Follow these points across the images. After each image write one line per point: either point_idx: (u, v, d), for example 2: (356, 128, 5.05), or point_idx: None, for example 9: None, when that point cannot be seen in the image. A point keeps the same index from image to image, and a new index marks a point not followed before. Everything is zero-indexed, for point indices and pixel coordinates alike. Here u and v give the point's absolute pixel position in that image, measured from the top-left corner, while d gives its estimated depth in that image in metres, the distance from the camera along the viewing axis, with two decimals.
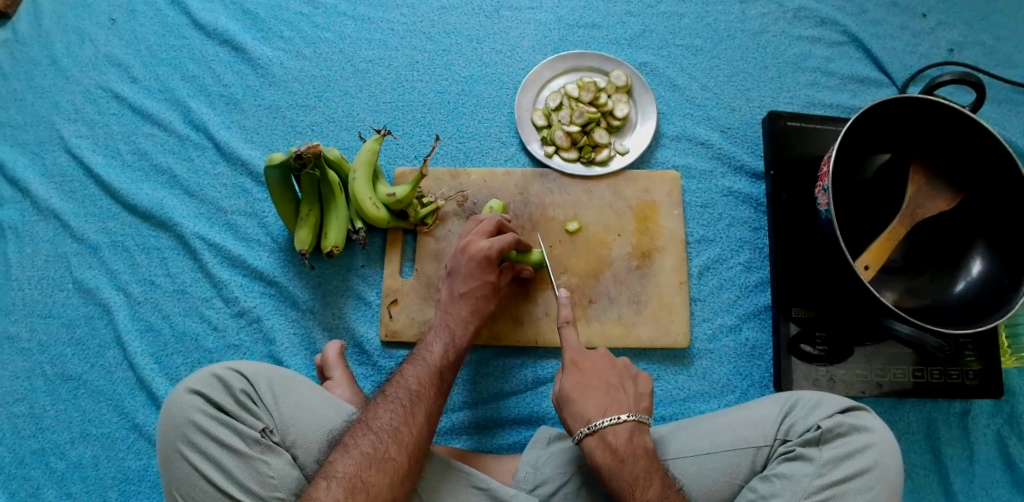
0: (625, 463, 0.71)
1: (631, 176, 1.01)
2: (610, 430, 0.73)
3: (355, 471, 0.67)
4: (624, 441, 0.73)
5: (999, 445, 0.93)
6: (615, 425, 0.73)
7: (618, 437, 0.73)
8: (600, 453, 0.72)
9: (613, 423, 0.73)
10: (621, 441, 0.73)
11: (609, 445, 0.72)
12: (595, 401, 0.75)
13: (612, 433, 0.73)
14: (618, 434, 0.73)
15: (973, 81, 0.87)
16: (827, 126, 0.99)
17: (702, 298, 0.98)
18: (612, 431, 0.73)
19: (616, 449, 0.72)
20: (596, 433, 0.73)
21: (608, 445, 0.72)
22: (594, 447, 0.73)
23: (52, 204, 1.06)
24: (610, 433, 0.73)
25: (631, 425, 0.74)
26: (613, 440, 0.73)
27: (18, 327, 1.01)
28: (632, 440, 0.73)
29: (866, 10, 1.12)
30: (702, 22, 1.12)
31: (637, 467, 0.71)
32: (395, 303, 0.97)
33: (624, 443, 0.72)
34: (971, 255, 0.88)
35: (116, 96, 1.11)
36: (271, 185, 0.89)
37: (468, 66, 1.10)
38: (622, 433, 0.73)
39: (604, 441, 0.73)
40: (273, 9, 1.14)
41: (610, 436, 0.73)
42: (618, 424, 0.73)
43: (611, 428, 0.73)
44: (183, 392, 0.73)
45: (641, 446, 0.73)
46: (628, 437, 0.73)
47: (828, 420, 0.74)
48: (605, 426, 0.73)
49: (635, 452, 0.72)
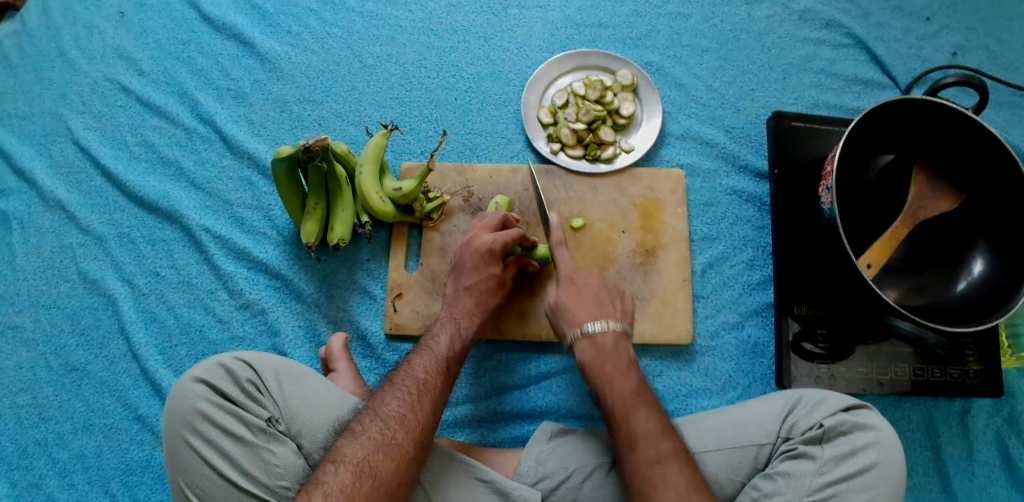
0: (608, 358, 0.78)
1: (636, 174, 1.01)
2: (599, 333, 0.79)
3: (364, 456, 0.68)
4: (611, 344, 0.79)
5: (999, 446, 0.93)
6: (605, 330, 0.79)
7: (606, 339, 0.79)
8: (588, 352, 0.79)
9: (603, 329, 0.79)
10: (608, 343, 0.79)
11: (597, 345, 0.79)
12: (587, 310, 0.81)
13: (601, 337, 0.79)
14: (606, 338, 0.79)
15: (976, 84, 0.88)
16: (830, 127, 1.00)
17: (705, 295, 0.99)
18: (602, 335, 0.79)
19: (604, 349, 0.78)
20: (587, 335, 0.79)
21: (596, 345, 0.79)
22: (583, 349, 0.79)
23: (59, 195, 1.06)
24: (599, 337, 0.79)
25: (619, 332, 0.80)
26: (601, 342, 0.79)
27: (22, 317, 1.01)
28: (617, 343, 0.79)
29: (870, 14, 1.13)
30: (708, 23, 1.12)
31: (618, 363, 0.77)
32: (399, 297, 0.98)
33: (611, 344, 0.79)
34: (974, 254, 0.88)
35: (123, 88, 1.12)
36: (278, 177, 0.90)
37: (475, 63, 1.11)
38: (609, 336, 0.79)
39: (593, 343, 0.79)
40: (282, 5, 1.15)
41: (599, 339, 0.79)
42: (607, 329, 0.79)
43: (601, 332, 0.79)
44: (190, 380, 0.74)
45: (626, 352, 0.79)
46: (615, 342, 0.79)
47: (831, 418, 0.75)
48: (595, 330, 0.79)
49: (619, 353, 0.78)
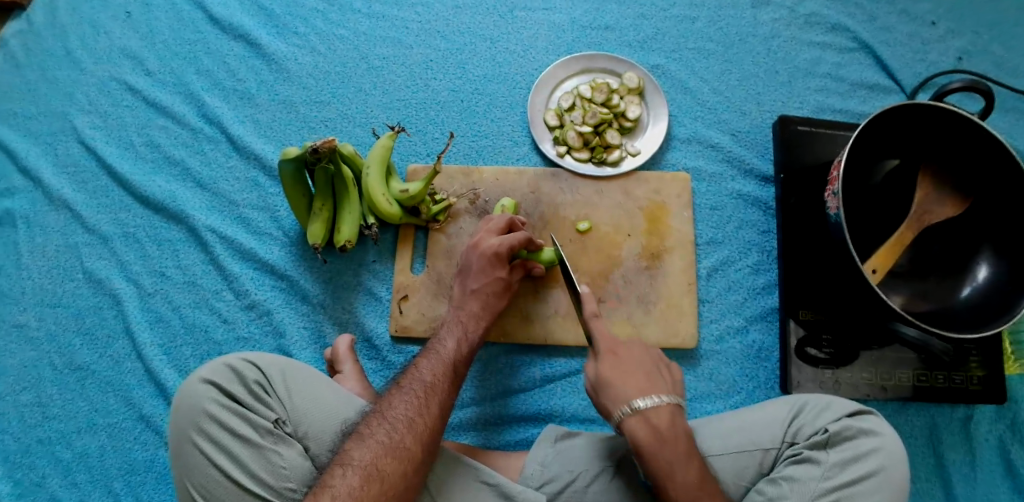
0: (666, 443, 0.70)
1: (642, 177, 1.02)
2: (651, 411, 0.72)
3: (372, 459, 0.68)
4: (666, 423, 0.72)
5: (1002, 452, 0.93)
6: (658, 406, 0.72)
7: (660, 418, 0.72)
8: (641, 432, 0.71)
9: (656, 405, 0.72)
10: (664, 423, 0.72)
11: (650, 424, 0.72)
12: (636, 383, 0.74)
13: (655, 416, 0.72)
14: (660, 416, 0.72)
15: (983, 89, 0.88)
16: (836, 132, 1.00)
17: (710, 299, 0.99)
18: (656, 414, 0.72)
19: (660, 431, 0.71)
20: (638, 413, 0.72)
21: (650, 425, 0.72)
22: (636, 428, 0.72)
23: (64, 194, 1.06)
24: (653, 416, 0.72)
25: (672, 408, 0.73)
26: (654, 421, 0.72)
27: (27, 316, 1.02)
28: (673, 420, 0.72)
29: (876, 18, 1.13)
30: (714, 26, 1.12)
31: (678, 449, 0.70)
32: (405, 299, 0.98)
33: (666, 423, 0.72)
34: (979, 260, 0.88)
35: (129, 88, 1.12)
36: (285, 178, 0.90)
37: (481, 65, 1.11)
38: (663, 414, 0.72)
39: (646, 421, 0.72)
40: (289, 5, 1.15)
41: (652, 417, 0.72)
42: (661, 405, 0.72)
43: (654, 410, 0.72)
44: (197, 382, 0.74)
45: (682, 429, 0.72)
46: (669, 421, 0.72)
47: (835, 424, 0.75)
48: (647, 408, 0.72)
49: (677, 434, 0.71)
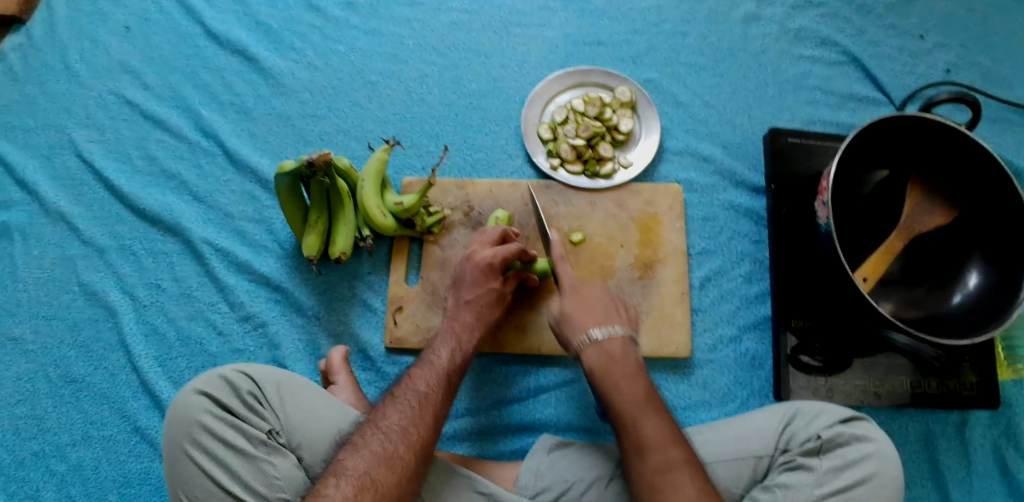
0: (617, 362, 0.78)
1: (635, 189, 1.03)
2: (607, 340, 0.79)
3: (366, 469, 0.68)
4: (619, 351, 0.78)
5: (997, 458, 0.93)
6: (612, 336, 0.79)
7: (614, 345, 0.78)
8: (595, 355, 0.78)
9: (610, 334, 0.79)
10: (616, 348, 0.79)
11: (605, 351, 0.78)
12: (593, 315, 0.81)
13: (608, 342, 0.79)
14: (614, 344, 0.79)
15: (970, 101, 0.90)
16: (826, 144, 1.02)
17: (704, 309, 0.99)
18: (609, 339, 0.79)
19: (612, 355, 0.78)
20: (594, 342, 0.79)
21: (604, 352, 0.78)
22: (590, 354, 0.78)
23: (61, 208, 1.07)
24: (607, 343, 0.79)
25: (625, 338, 0.80)
26: (609, 348, 0.78)
27: (22, 328, 1.02)
28: (625, 348, 0.79)
29: (864, 32, 1.15)
30: (705, 41, 1.14)
31: (627, 366, 0.77)
32: (400, 310, 0.98)
33: (618, 350, 0.78)
34: (969, 268, 0.89)
35: (127, 102, 1.13)
36: (281, 192, 0.91)
37: (476, 80, 1.12)
38: (617, 342, 0.79)
39: (601, 349, 0.78)
40: (286, 21, 1.17)
41: (607, 345, 0.79)
42: (615, 335, 0.79)
43: (608, 338, 0.79)
44: (190, 393, 0.74)
45: (633, 358, 0.79)
46: (622, 347, 0.79)
47: (828, 430, 0.76)
48: (603, 337, 0.79)
49: (626, 357, 0.78)
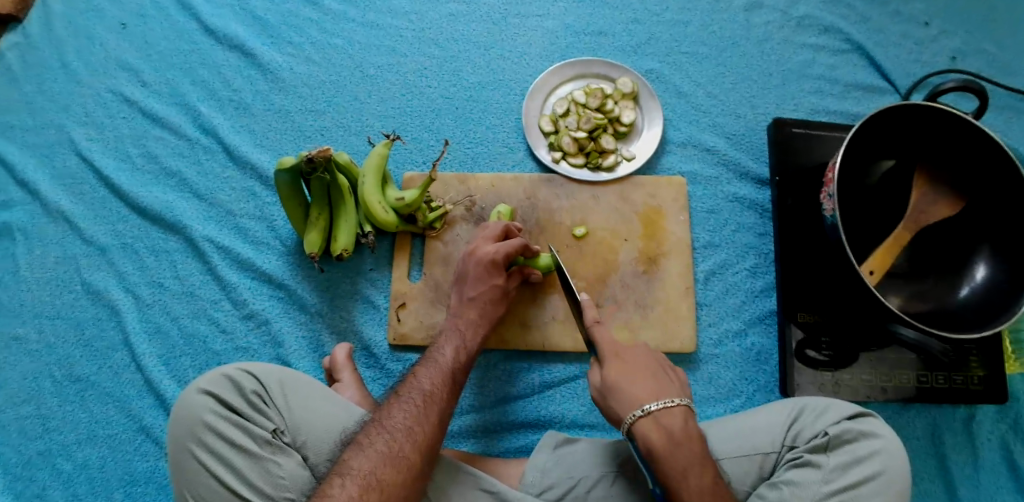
0: (681, 446, 0.69)
1: (638, 181, 1.02)
2: (663, 413, 0.71)
3: (370, 469, 0.68)
4: (679, 426, 0.70)
5: (1003, 451, 0.93)
6: (669, 409, 0.71)
7: (673, 421, 0.70)
8: (656, 437, 0.69)
9: (668, 408, 0.71)
10: (677, 426, 0.70)
11: (666, 429, 0.70)
12: (646, 384, 0.73)
13: (667, 418, 0.70)
14: (673, 419, 0.70)
15: (976, 89, 0.88)
16: (831, 133, 1.00)
17: (708, 302, 0.99)
18: (668, 415, 0.71)
19: (673, 434, 0.70)
20: (650, 416, 0.70)
21: (664, 429, 0.70)
22: (649, 432, 0.70)
23: (62, 207, 1.06)
24: (666, 419, 0.70)
25: (684, 410, 0.72)
26: (668, 424, 0.70)
27: (26, 328, 1.02)
28: (686, 424, 0.71)
29: (869, 19, 1.13)
30: (707, 30, 1.13)
31: (693, 452, 0.69)
32: (403, 306, 0.98)
33: (681, 429, 0.70)
34: (976, 261, 0.88)
35: (125, 99, 1.12)
36: (281, 188, 0.90)
37: (476, 73, 1.11)
38: (676, 416, 0.71)
39: (658, 425, 0.70)
40: (283, 15, 1.15)
41: (664, 421, 0.70)
42: (673, 408, 0.71)
43: (668, 413, 0.70)
44: (195, 392, 0.74)
45: (694, 432, 0.71)
46: (682, 423, 0.71)
47: (835, 426, 0.75)
48: (659, 411, 0.71)
49: (689, 436, 0.70)
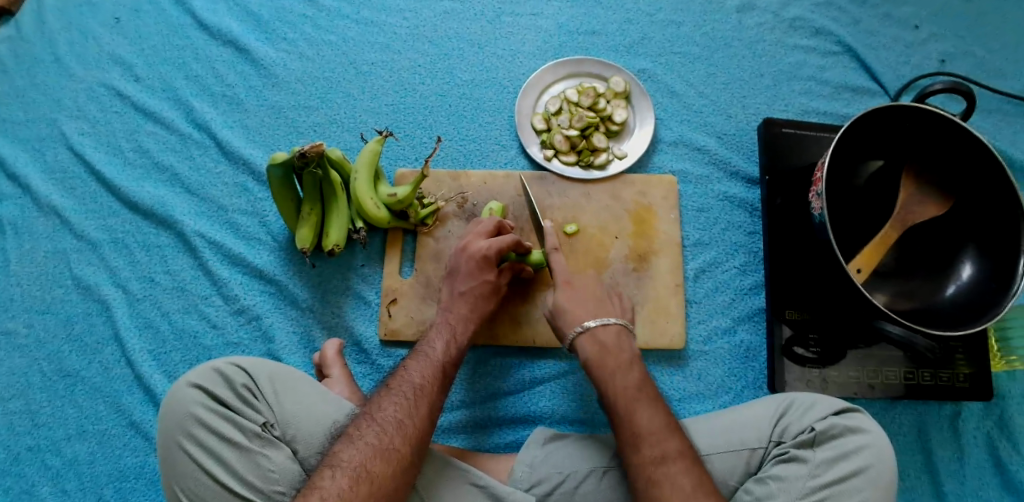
0: (611, 353, 0.78)
1: (629, 180, 1.02)
2: (600, 329, 0.80)
3: (361, 461, 0.68)
4: (613, 341, 0.80)
5: (989, 448, 0.94)
6: (604, 325, 0.81)
7: (608, 334, 0.80)
8: (591, 349, 0.79)
9: (603, 323, 0.81)
10: (610, 338, 0.80)
11: (598, 341, 0.80)
12: (586, 307, 0.83)
13: (603, 333, 0.80)
14: (608, 333, 0.80)
15: (964, 91, 0.90)
16: (820, 134, 1.01)
17: (698, 300, 1.00)
18: (603, 330, 0.80)
19: (606, 345, 0.79)
20: (587, 330, 0.80)
21: (598, 342, 0.80)
22: (586, 345, 0.80)
23: (53, 201, 1.06)
24: (600, 333, 0.80)
25: (618, 328, 0.81)
26: (602, 337, 0.80)
27: (16, 323, 1.01)
28: (619, 338, 0.80)
29: (859, 21, 1.14)
30: (699, 30, 1.14)
31: (622, 358, 0.78)
32: (394, 302, 0.98)
33: (612, 339, 0.80)
34: (962, 260, 0.89)
35: (118, 94, 1.12)
36: (273, 183, 0.90)
37: (469, 71, 1.12)
38: (610, 332, 0.80)
39: (594, 339, 0.80)
40: (277, 11, 1.16)
41: (601, 335, 0.80)
42: (608, 324, 0.81)
43: (602, 327, 0.80)
44: (184, 386, 0.74)
45: (627, 346, 0.80)
46: (616, 337, 0.80)
47: (822, 422, 0.76)
48: (596, 326, 0.80)
49: (620, 347, 0.79)
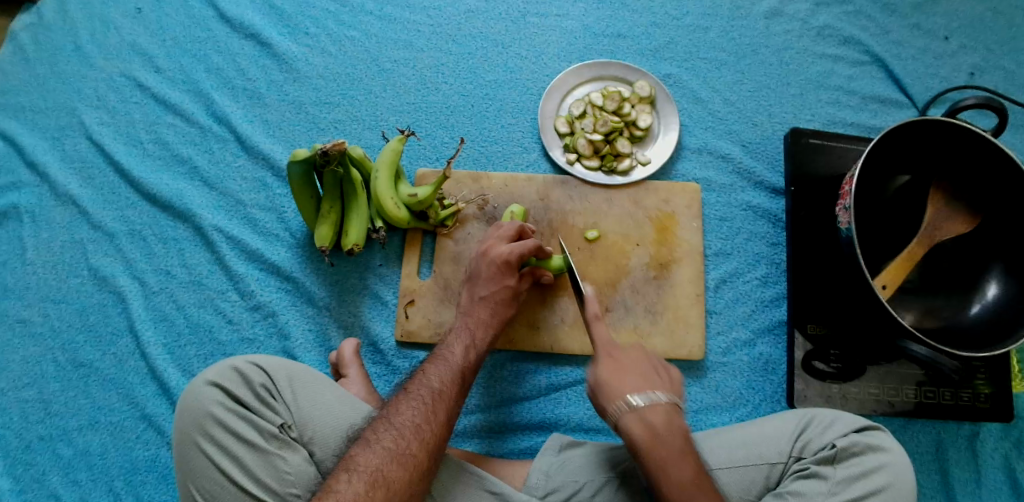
0: (662, 441, 0.70)
1: (652, 186, 1.01)
2: (649, 410, 0.72)
3: (378, 465, 0.67)
4: (663, 423, 0.71)
5: (1008, 470, 0.93)
6: (654, 404, 0.72)
7: (657, 418, 0.71)
8: (639, 431, 0.71)
9: (652, 403, 0.72)
10: (660, 422, 0.71)
11: (647, 422, 0.71)
12: (633, 382, 0.74)
13: (651, 414, 0.72)
14: (657, 415, 0.72)
15: (997, 107, 0.88)
16: (848, 145, 1.00)
17: (718, 310, 0.98)
18: (652, 411, 0.72)
19: (656, 429, 0.71)
20: (634, 410, 0.72)
21: (646, 424, 0.71)
22: (632, 426, 0.72)
23: (71, 190, 1.06)
24: (649, 415, 0.72)
25: (669, 408, 0.73)
26: (650, 420, 0.71)
27: (31, 311, 1.01)
28: (669, 420, 0.72)
29: (889, 31, 1.13)
30: (726, 36, 1.12)
31: (674, 447, 0.70)
32: (411, 303, 0.97)
33: (662, 423, 0.71)
34: (989, 278, 0.88)
35: (138, 85, 1.12)
36: (293, 180, 0.89)
37: (492, 71, 1.11)
38: (660, 413, 0.72)
39: (642, 420, 0.72)
40: (300, 6, 1.14)
41: (648, 415, 0.72)
42: (658, 404, 0.72)
43: (650, 407, 0.72)
44: (202, 384, 0.73)
45: (678, 428, 0.72)
46: (666, 419, 0.72)
47: (844, 439, 0.75)
48: (642, 405, 0.72)
49: (672, 432, 0.71)
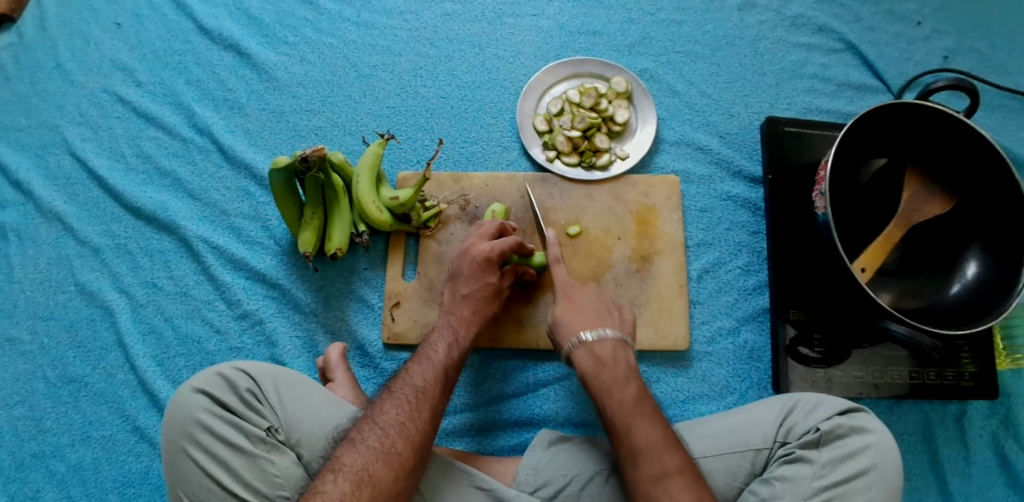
0: (607, 366, 0.77)
1: (632, 180, 1.02)
2: (596, 342, 0.79)
3: (364, 465, 0.68)
4: (608, 353, 0.78)
5: (995, 447, 0.94)
6: (601, 339, 0.79)
7: (603, 348, 0.78)
8: (587, 361, 0.78)
9: (600, 338, 0.79)
10: (606, 351, 0.78)
11: (593, 353, 0.78)
12: (584, 319, 0.82)
13: (599, 347, 0.79)
14: (604, 348, 0.79)
15: (968, 88, 0.89)
16: (824, 132, 1.01)
17: (701, 301, 0.99)
18: (599, 344, 0.79)
19: (602, 358, 0.78)
20: (584, 344, 0.79)
21: (594, 355, 0.78)
22: (583, 359, 0.79)
23: (55, 207, 1.06)
24: (596, 346, 0.79)
25: (615, 341, 0.79)
26: (597, 351, 0.78)
27: (20, 329, 1.01)
28: (615, 351, 0.78)
29: (861, 18, 1.14)
30: (701, 29, 1.13)
31: (617, 372, 0.76)
32: (397, 305, 0.98)
33: (608, 353, 0.78)
34: (967, 258, 0.89)
35: (119, 99, 1.12)
36: (275, 187, 0.90)
37: (470, 72, 1.11)
38: (607, 346, 0.79)
39: (590, 352, 0.79)
40: (278, 15, 1.15)
41: (597, 348, 0.79)
42: (604, 338, 0.79)
43: (598, 341, 0.79)
44: (188, 391, 0.74)
45: (624, 359, 0.78)
46: (612, 350, 0.78)
47: (827, 422, 0.75)
48: (592, 340, 0.79)
49: (617, 360, 0.78)
